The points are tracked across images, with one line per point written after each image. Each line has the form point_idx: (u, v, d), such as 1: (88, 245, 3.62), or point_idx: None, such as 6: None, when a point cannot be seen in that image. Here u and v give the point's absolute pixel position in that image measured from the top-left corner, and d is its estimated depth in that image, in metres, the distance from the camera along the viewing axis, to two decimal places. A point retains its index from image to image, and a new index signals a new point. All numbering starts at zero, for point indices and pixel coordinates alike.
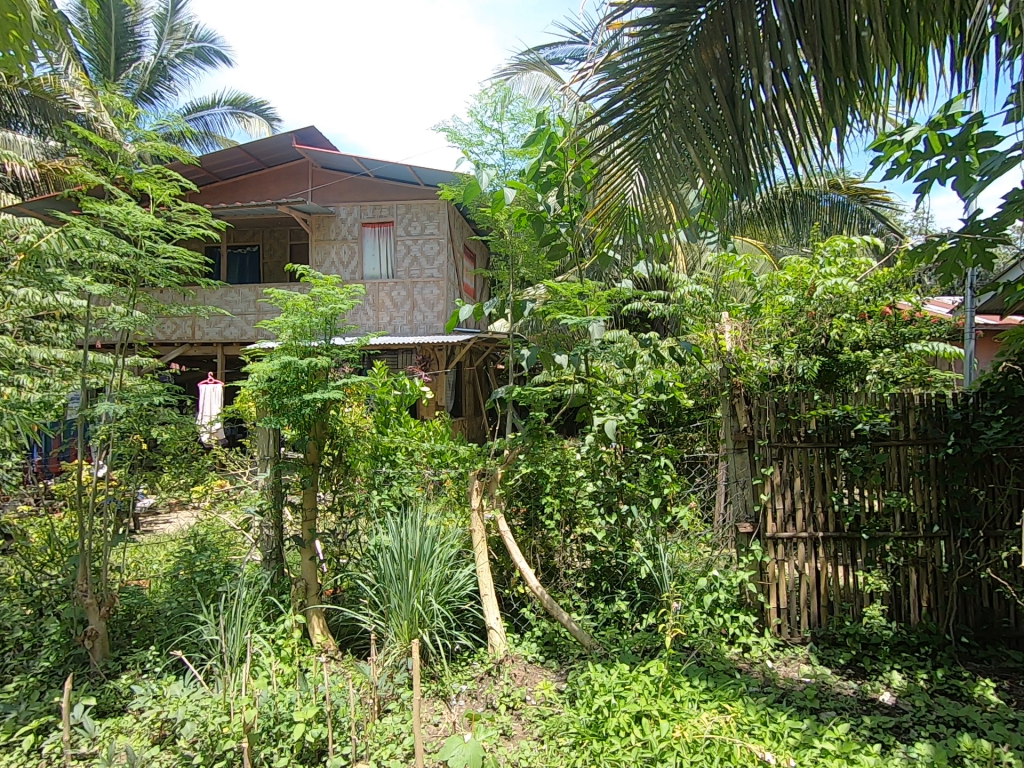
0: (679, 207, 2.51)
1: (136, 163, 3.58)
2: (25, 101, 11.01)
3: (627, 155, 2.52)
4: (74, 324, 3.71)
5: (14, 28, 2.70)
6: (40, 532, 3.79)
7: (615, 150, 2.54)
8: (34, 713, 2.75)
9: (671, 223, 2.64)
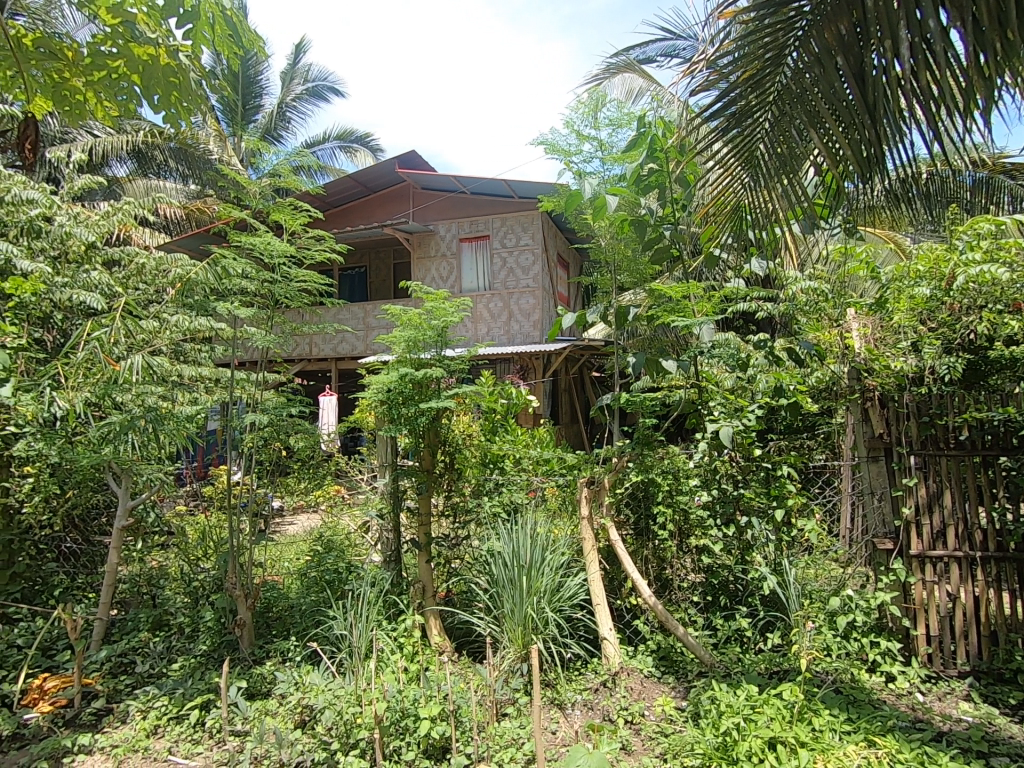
0: (795, 197, 2.41)
1: (271, 198, 4.00)
2: (171, 152, 12.46)
3: (733, 153, 2.47)
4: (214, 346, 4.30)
5: (176, 90, 3.34)
6: (194, 529, 4.29)
7: (721, 147, 2.50)
8: (197, 690, 3.08)
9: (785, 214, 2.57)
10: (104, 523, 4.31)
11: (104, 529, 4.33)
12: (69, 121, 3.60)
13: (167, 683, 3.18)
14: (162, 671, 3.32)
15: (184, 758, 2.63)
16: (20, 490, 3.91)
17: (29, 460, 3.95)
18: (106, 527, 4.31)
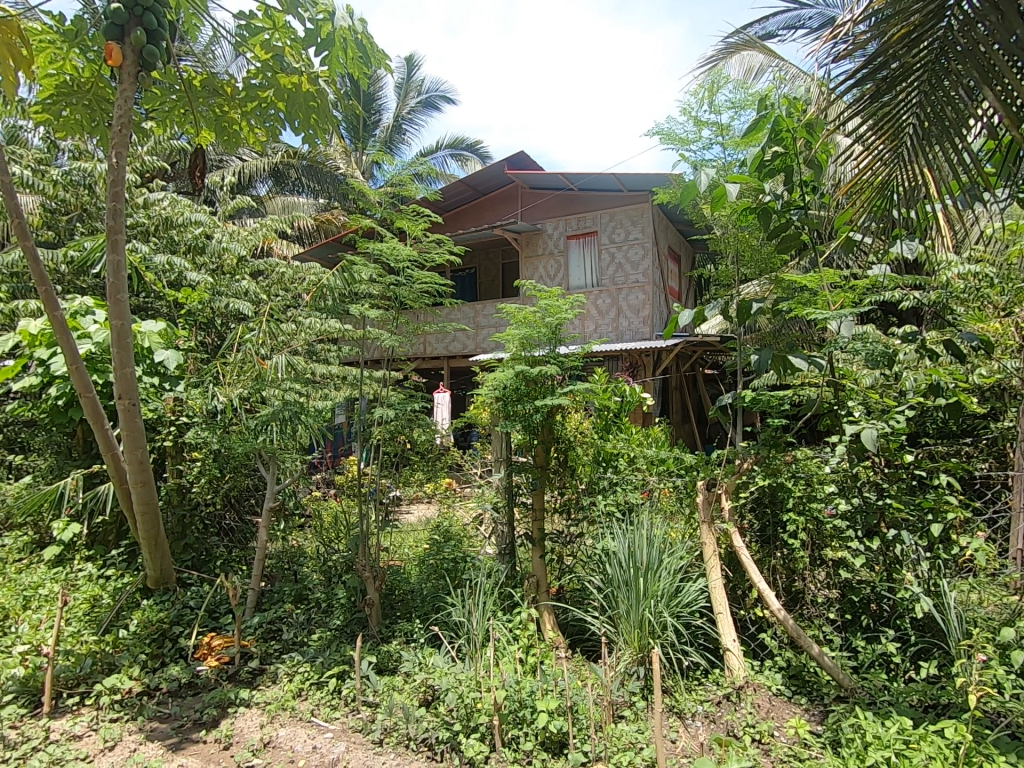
0: (956, 171, 2.08)
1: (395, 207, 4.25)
2: (304, 169, 13.60)
3: (876, 128, 2.18)
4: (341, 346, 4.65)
5: (316, 112, 3.92)
6: (328, 514, 4.68)
7: (859, 126, 2.22)
8: (334, 660, 3.35)
9: (938, 194, 2.25)
10: (254, 504, 4.84)
11: (253, 509, 4.85)
12: (227, 150, 4.28)
13: (309, 651, 3.50)
14: (304, 640, 3.65)
15: (325, 720, 2.89)
16: (190, 472, 4.50)
17: (197, 447, 4.53)
18: (255, 507, 4.84)
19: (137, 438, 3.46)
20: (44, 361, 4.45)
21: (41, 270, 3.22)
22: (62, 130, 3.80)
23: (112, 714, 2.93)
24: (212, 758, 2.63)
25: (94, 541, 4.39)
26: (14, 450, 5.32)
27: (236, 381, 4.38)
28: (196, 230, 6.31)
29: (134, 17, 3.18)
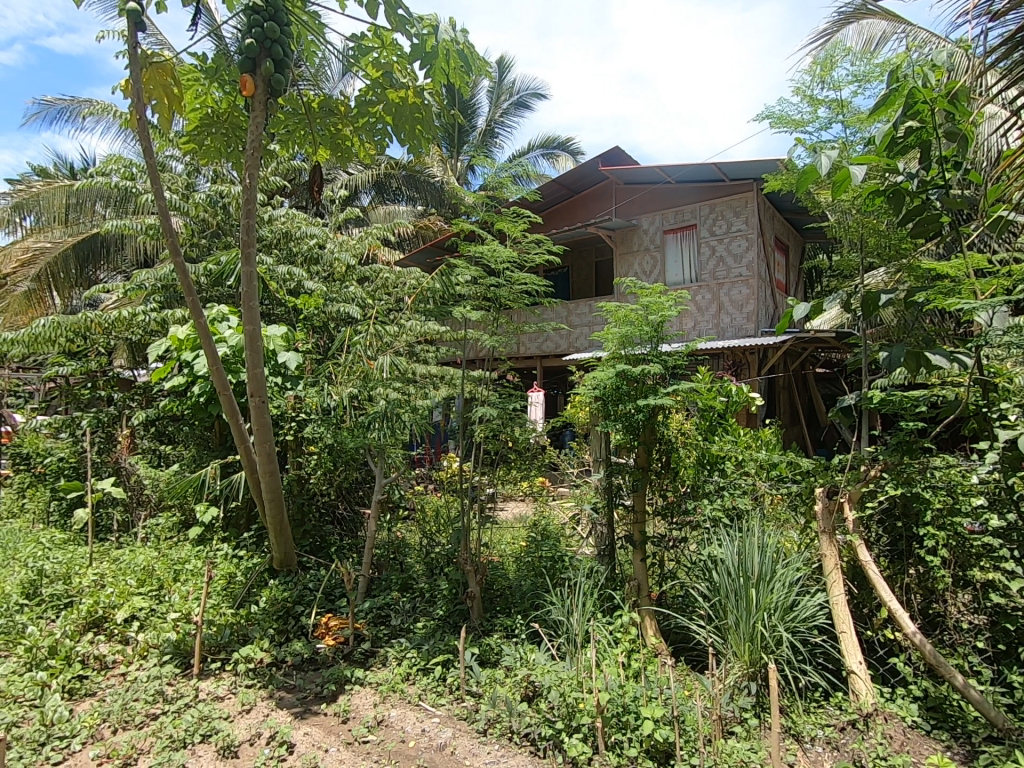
0: None
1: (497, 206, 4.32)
2: (404, 178, 14.04)
3: None
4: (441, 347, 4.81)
5: (421, 123, 4.10)
6: (431, 508, 4.87)
7: None
8: (439, 649, 3.48)
9: None
10: (362, 496, 5.15)
11: (362, 500, 5.17)
12: (341, 165, 4.57)
13: (415, 638, 3.66)
14: (410, 626, 3.82)
15: (432, 706, 3.01)
16: (308, 464, 4.88)
17: (314, 441, 4.90)
18: (364, 498, 5.15)
19: (266, 432, 3.80)
20: (189, 363, 5.03)
21: (188, 283, 3.63)
22: (205, 158, 4.25)
23: (247, 680, 3.24)
24: (332, 729, 2.83)
25: (229, 524, 4.90)
26: (164, 440, 6.05)
27: (346, 381, 4.68)
28: (311, 241, 6.83)
29: (265, 49, 3.48)
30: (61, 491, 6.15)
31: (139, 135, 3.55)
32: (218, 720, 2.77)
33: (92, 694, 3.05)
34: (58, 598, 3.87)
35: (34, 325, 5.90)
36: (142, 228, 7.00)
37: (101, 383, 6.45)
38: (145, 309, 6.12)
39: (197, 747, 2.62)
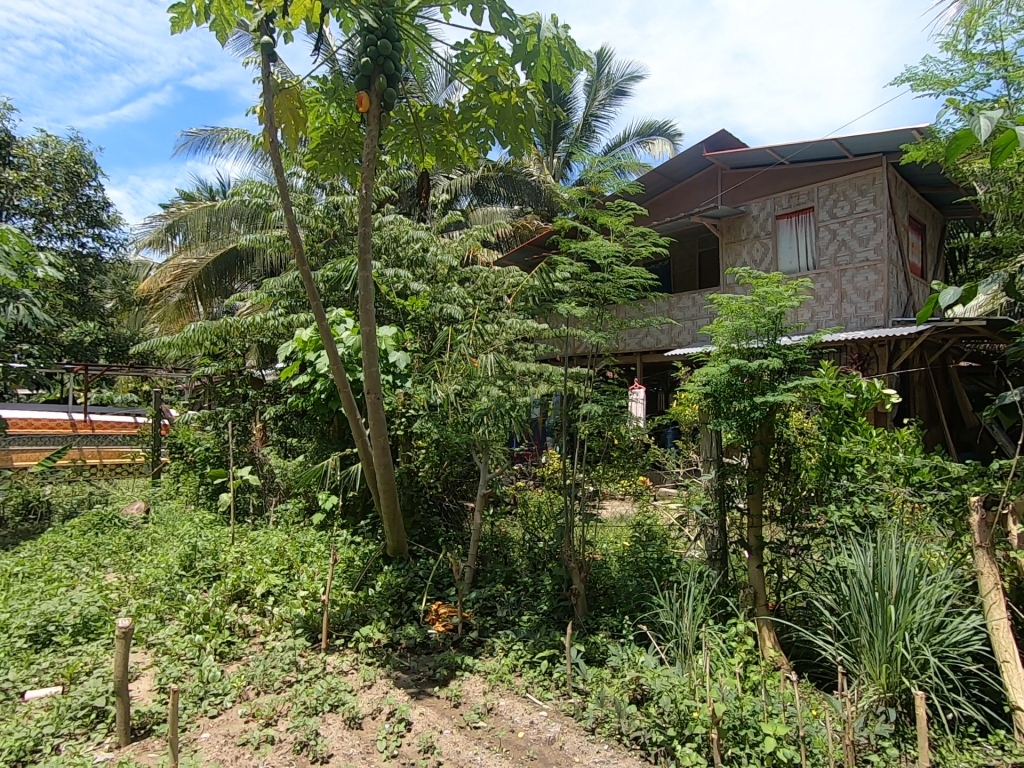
0: None
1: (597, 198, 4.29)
2: (500, 179, 14.29)
3: None
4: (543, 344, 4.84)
5: (523, 123, 4.14)
6: (533, 504, 4.92)
7: None
8: (545, 643, 3.52)
9: None
10: (466, 489, 5.31)
11: (466, 493, 5.34)
12: (446, 171, 4.71)
13: (521, 630, 3.72)
14: (516, 619, 3.88)
15: (540, 699, 3.05)
16: (418, 458, 5.14)
17: (423, 436, 5.14)
18: (468, 492, 5.31)
19: (381, 426, 4.03)
20: (312, 363, 5.47)
21: (313, 290, 3.95)
22: (325, 173, 4.58)
23: (367, 657, 3.47)
24: (445, 712, 2.96)
25: (347, 511, 5.29)
26: (290, 433, 6.62)
27: (451, 378, 4.85)
28: (416, 245, 7.16)
29: (378, 66, 3.66)
30: (207, 477, 6.96)
31: (271, 157, 3.90)
32: (344, 693, 2.99)
33: (238, 658, 3.41)
34: (209, 571, 4.38)
35: (186, 330, 6.71)
36: (271, 240, 7.71)
37: (238, 382, 7.19)
38: (274, 314, 6.74)
39: (326, 715, 2.84)
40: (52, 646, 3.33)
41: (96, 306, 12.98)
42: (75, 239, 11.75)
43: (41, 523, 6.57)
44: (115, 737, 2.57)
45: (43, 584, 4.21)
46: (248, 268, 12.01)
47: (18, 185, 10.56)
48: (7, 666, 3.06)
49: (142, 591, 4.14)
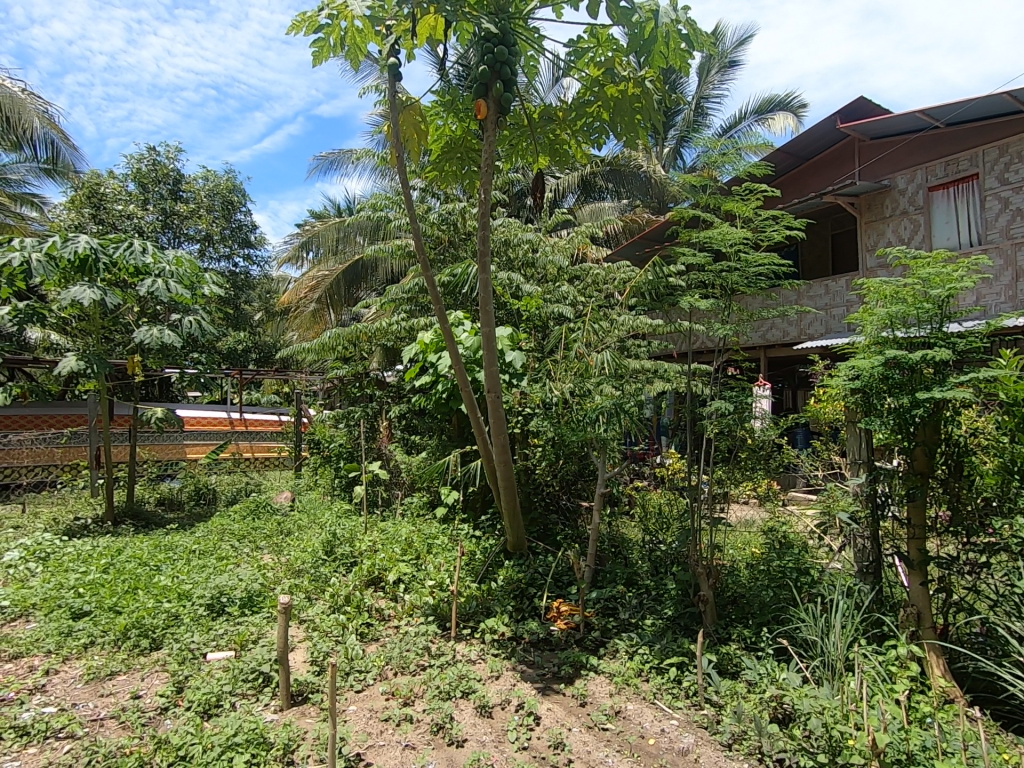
0: None
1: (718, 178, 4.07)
2: (608, 174, 14.04)
3: None
4: (663, 340, 4.65)
5: (640, 112, 4.02)
6: (653, 504, 4.77)
7: None
8: (673, 649, 3.39)
9: None
10: (582, 488, 5.29)
11: (582, 492, 5.31)
12: (559, 169, 4.68)
13: (646, 634, 3.61)
14: (639, 622, 3.78)
15: (670, 707, 2.94)
16: (535, 456, 5.21)
17: (540, 434, 5.18)
18: (585, 491, 5.29)
19: (501, 424, 4.12)
20: (434, 364, 5.73)
21: (437, 295, 4.14)
22: (445, 183, 4.77)
23: (493, 649, 3.56)
24: (573, 710, 2.95)
25: (468, 506, 5.49)
26: (413, 431, 7.01)
27: (566, 376, 4.84)
28: (527, 246, 7.26)
29: (495, 72, 3.74)
30: (341, 470, 7.57)
31: (398, 172, 4.12)
32: (474, 681, 3.10)
33: (377, 639, 3.67)
34: (348, 557, 4.76)
35: (322, 336, 7.36)
36: (393, 250, 8.24)
37: (365, 383, 7.74)
38: (397, 319, 7.17)
39: (459, 701, 2.96)
40: (225, 615, 3.80)
41: (247, 318, 14.65)
42: (230, 260, 13.37)
43: (210, 508, 7.56)
44: (279, 701, 2.87)
45: (215, 561, 4.82)
46: (371, 277, 12.89)
47: (187, 215, 12.24)
48: (193, 630, 3.56)
49: (293, 572, 4.60)
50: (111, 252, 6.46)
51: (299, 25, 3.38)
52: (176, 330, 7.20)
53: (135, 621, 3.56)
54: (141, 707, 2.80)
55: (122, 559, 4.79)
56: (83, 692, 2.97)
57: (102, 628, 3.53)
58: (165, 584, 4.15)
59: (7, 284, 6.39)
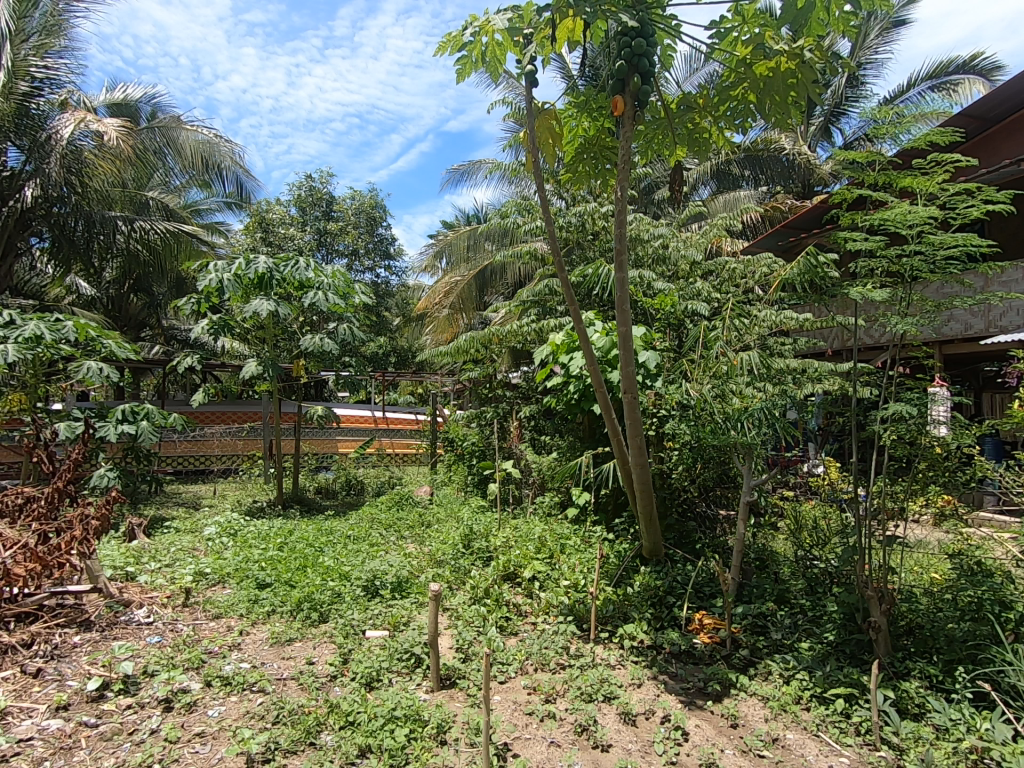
0: None
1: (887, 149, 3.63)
2: (745, 161, 13.11)
3: None
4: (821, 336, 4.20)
5: (794, 90, 3.69)
6: (807, 517, 4.35)
7: None
8: (838, 679, 3.05)
9: None
10: (722, 495, 4.98)
11: (721, 500, 5.00)
12: (698, 160, 4.45)
13: (803, 658, 3.30)
14: (794, 644, 3.45)
15: (838, 742, 2.65)
16: (670, 460, 5.00)
17: (675, 438, 4.95)
18: (725, 498, 4.97)
19: (638, 425, 3.98)
20: (565, 365, 5.69)
21: (572, 296, 4.14)
22: (578, 184, 4.76)
23: (633, 656, 3.47)
24: (723, 731, 2.78)
25: (600, 508, 5.44)
26: (544, 432, 7.10)
27: (705, 376, 4.58)
28: (658, 242, 7.02)
29: (633, 66, 3.64)
30: (475, 467, 7.86)
31: (534, 176, 4.19)
32: (616, 686, 3.05)
33: (516, 633, 3.76)
34: (484, 551, 4.94)
35: (458, 340, 7.74)
36: (523, 254, 8.42)
37: (496, 384, 7.98)
38: (526, 322, 7.30)
39: (602, 705, 2.92)
40: (379, 597, 4.14)
41: (387, 324, 15.86)
42: (374, 272, 14.60)
43: (359, 498, 8.31)
44: (430, 682, 3.06)
45: (367, 547, 5.27)
46: (499, 282, 13.28)
47: (337, 233, 13.58)
48: (353, 607, 3.92)
49: (436, 561, 4.87)
50: (282, 270, 7.39)
51: (445, 47, 3.57)
52: (333, 336, 8.03)
53: (307, 595, 4.01)
54: (315, 673, 3.15)
55: (293, 540, 5.42)
56: (269, 654, 3.40)
57: (281, 599, 4.02)
58: (329, 565, 4.62)
59: (205, 301, 7.58)
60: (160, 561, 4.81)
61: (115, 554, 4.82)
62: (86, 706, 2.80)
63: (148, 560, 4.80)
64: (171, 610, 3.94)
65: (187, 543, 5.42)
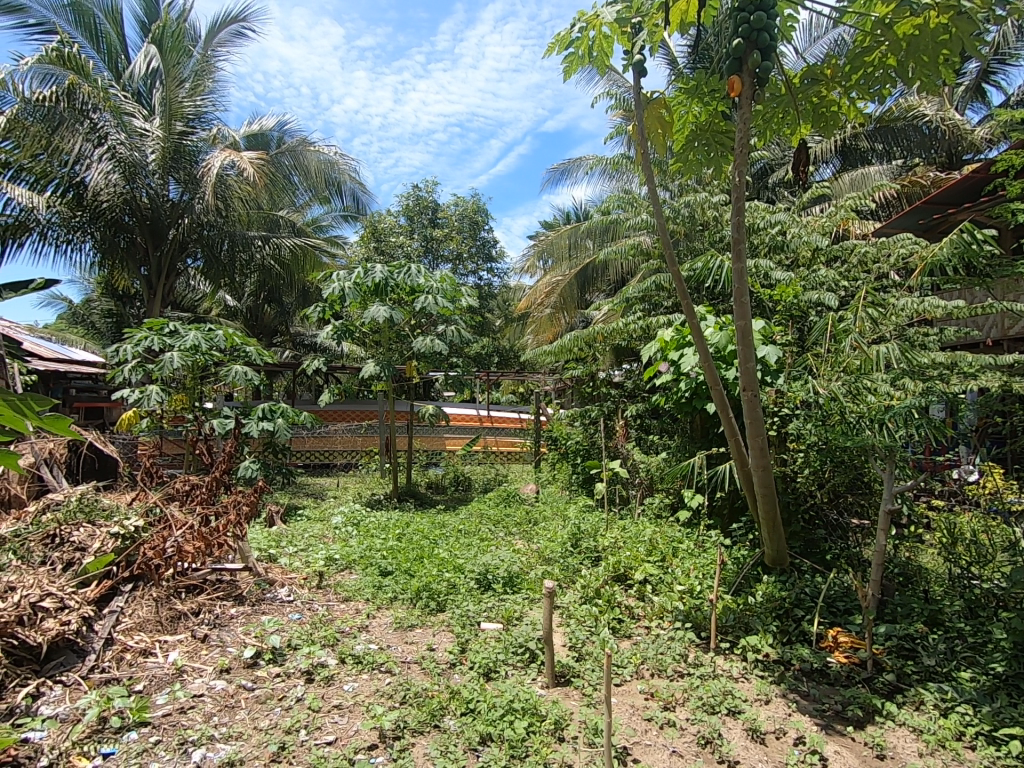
0: None
1: None
2: (876, 133, 11.82)
3: None
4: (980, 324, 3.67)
5: (945, 48, 3.28)
6: (964, 530, 3.83)
7: None
8: (1012, 717, 2.66)
9: None
10: (857, 502, 4.52)
11: (855, 507, 4.54)
12: (826, 136, 4.09)
13: (964, 690, 2.91)
14: (951, 672, 3.06)
15: None
16: (795, 463, 4.62)
17: (799, 439, 4.56)
18: (860, 506, 4.51)
19: (759, 426, 3.72)
20: (675, 362, 5.48)
21: (686, 290, 3.92)
22: (689, 173, 4.54)
23: (759, 670, 3.26)
24: (868, 760, 2.53)
25: (716, 512, 5.18)
26: (652, 431, 6.88)
27: (836, 373, 4.18)
28: (775, 230, 6.54)
29: (751, 42, 3.41)
30: (580, 466, 7.80)
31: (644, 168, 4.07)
32: (740, 700, 2.89)
33: (629, 636, 3.69)
34: (593, 551, 4.89)
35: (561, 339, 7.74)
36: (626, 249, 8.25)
37: (599, 383, 7.86)
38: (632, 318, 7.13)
39: (726, 718, 2.79)
40: (492, 590, 4.25)
41: (490, 326, 16.23)
42: (477, 275, 15.01)
43: (467, 494, 8.58)
44: (546, 678, 3.09)
45: (478, 542, 5.43)
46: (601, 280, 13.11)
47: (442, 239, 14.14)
48: (468, 599, 4.07)
49: (545, 559, 4.91)
50: (396, 277, 7.88)
51: (553, 46, 3.58)
52: (441, 338, 8.39)
53: (425, 585, 4.22)
54: (436, 658, 3.30)
55: (409, 531, 5.73)
56: (394, 637, 3.62)
57: (402, 587, 4.26)
58: (444, 557, 4.83)
59: (329, 309, 8.25)
60: (297, 546, 5.30)
61: (260, 537, 5.38)
62: (243, 671, 3.16)
63: (287, 544, 5.31)
64: (307, 590, 4.33)
65: (318, 530, 5.93)
